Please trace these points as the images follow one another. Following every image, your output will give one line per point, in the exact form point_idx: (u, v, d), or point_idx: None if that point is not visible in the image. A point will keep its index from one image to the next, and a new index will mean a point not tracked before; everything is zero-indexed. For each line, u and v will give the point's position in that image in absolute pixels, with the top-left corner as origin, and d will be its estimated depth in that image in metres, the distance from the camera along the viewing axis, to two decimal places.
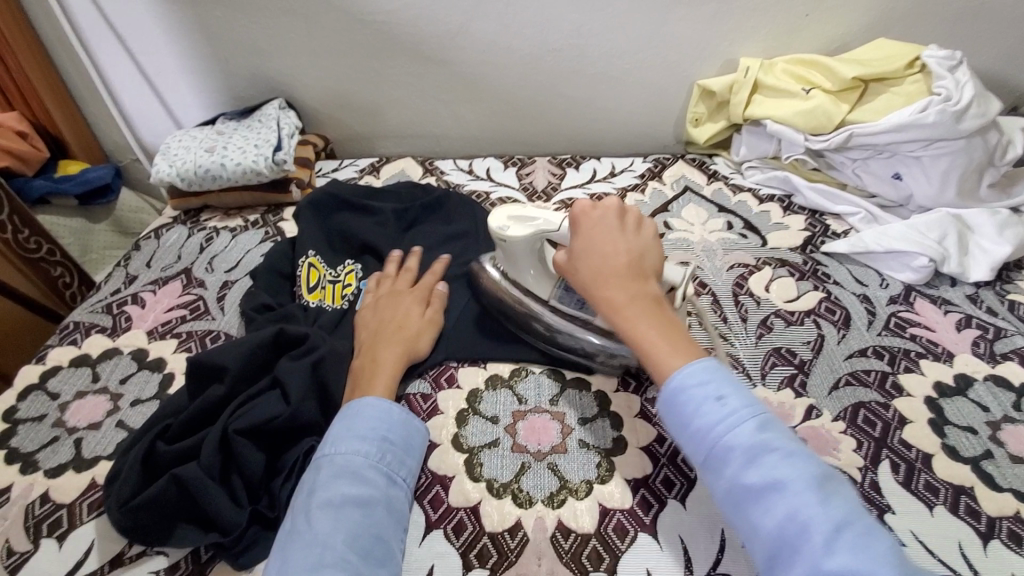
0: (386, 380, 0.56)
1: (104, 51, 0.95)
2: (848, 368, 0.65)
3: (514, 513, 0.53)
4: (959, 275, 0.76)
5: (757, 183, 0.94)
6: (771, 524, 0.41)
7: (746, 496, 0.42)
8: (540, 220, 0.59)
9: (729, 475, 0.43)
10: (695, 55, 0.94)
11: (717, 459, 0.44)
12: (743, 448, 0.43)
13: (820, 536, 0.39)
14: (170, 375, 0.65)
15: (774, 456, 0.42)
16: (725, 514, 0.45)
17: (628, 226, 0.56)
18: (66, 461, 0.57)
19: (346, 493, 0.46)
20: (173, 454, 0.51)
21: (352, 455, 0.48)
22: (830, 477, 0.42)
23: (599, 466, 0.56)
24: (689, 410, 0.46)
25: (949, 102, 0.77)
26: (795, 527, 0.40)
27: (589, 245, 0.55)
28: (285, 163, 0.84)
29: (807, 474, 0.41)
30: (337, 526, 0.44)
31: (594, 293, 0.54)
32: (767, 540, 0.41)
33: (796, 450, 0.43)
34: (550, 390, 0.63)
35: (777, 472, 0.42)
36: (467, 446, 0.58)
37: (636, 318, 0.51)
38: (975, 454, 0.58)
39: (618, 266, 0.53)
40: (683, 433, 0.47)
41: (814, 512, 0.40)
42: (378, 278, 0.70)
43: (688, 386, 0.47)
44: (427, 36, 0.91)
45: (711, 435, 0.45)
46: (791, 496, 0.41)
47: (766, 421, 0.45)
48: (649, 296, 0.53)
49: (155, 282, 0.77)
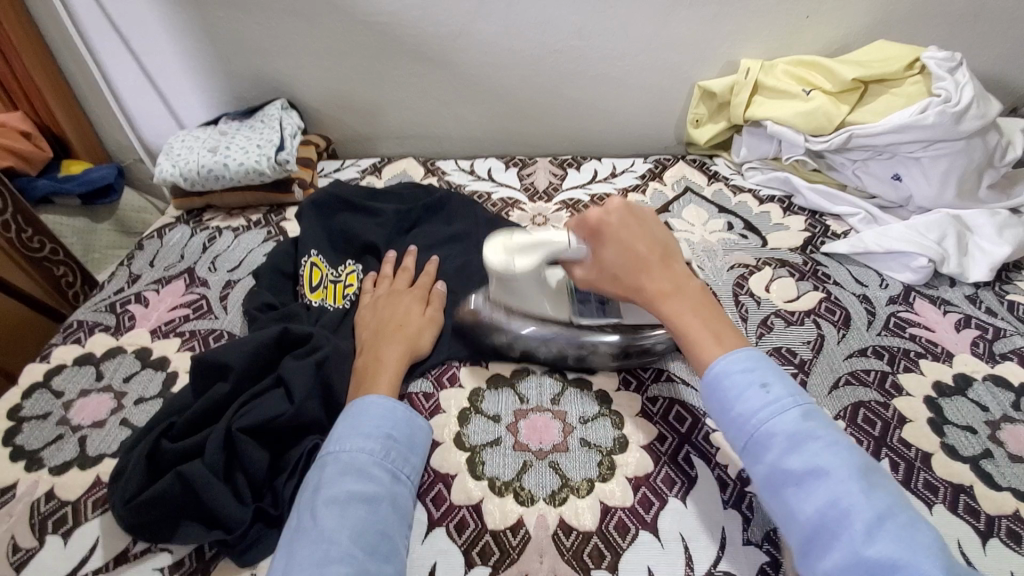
0: (389, 378, 0.56)
1: (108, 52, 0.96)
2: (848, 368, 0.66)
3: (516, 511, 0.53)
4: (959, 275, 0.76)
5: (758, 184, 0.94)
6: (810, 510, 0.40)
7: (785, 483, 0.42)
8: (539, 246, 0.60)
9: (769, 461, 0.43)
10: (696, 57, 0.94)
11: (759, 444, 0.44)
12: (785, 433, 0.43)
13: (861, 524, 0.38)
14: (174, 373, 0.65)
15: (816, 444, 0.42)
16: (763, 502, 0.45)
17: (649, 219, 0.57)
18: (71, 458, 0.58)
19: (351, 489, 0.46)
20: (177, 452, 0.51)
21: (357, 452, 0.49)
22: (873, 469, 0.41)
23: (601, 465, 0.57)
24: (732, 394, 0.46)
25: (948, 103, 0.77)
26: (835, 515, 0.39)
27: (619, 239, 0.54)
28: (288, 163, 0.84)
29: (849, 464, 0.41)
30: (343, 522, 0.44)
31: (635, 284, 0.53)
32: (805, 527, 0.41)
33: (839, 440, 0.43)
34: (551, 389, 0.63)
35: (819, 460, 0.41)
36: (469, 444, 0.59)
37: (682, 306, 0.51)
38: (975, 453, 0.58)
39: (655, 256, 0.53)
40: (725, 418, 0.47)
41: (856, 501, 0.39)
42: (376, 279, 0.71)
43: (732, 371, 0.47)
44: (430, 37, 0.92)
45: (754, 419, 0.45)
46: (832, 483, 0.40)
47: (809, 410, 0.44)
48: (688, 284, 0.53)
49: (158, 281, 0.77)
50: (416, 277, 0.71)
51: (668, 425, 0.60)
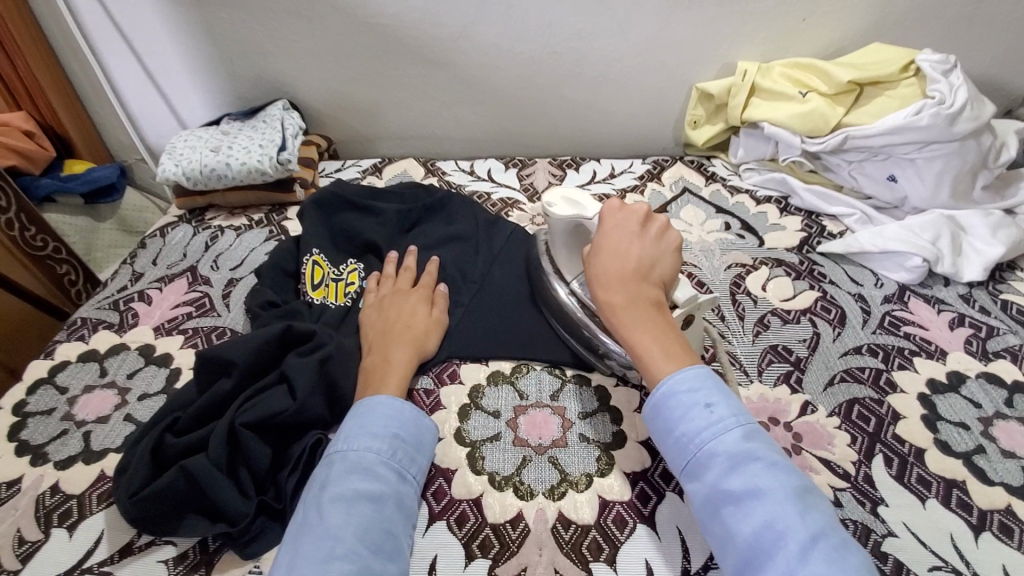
0: (399, 378, 0.57)
1: (111, 52, 0.97)
2: (843, 365, 0.67)
3: (515, 505, 0.54)
4: (953, 275, 0.77)
5: (755, 185, 0.95)
6: (746, 530, 0.43)
7: (724, 502, 0.45)
8: (586, 207, 0.64)
9: (710, 480, 0.46)
10: (694, 59, 0.95)
11: (701, 464, 0.47)
12: (726, 455, 0.46)
13: (794, 543, 0.41)
14: (177, 370, 0.66)
15: (756, 466, 0.45)
16: (702, 520, 0.47)
17: (646, 234, 0.59)
18: (76, 453, 0.58)
19: (358, 488, 0.47)
20: (180, 446, 0.52)
21: (365, 451, 0.50)
22: (808, 489, 0.44)
23: (599, 460, 0.57)
24: (678, 415, 0.50)
25: (943, 105, 0.78)
26: (770, 534, 0.42)
27: (601, 249, 0.58)
28: (289, 163, 0.85)
29: (785, 485, 0.44)
30: (349, 520, 0.45)
31: (596, 295, 0.57)
32: (741, 546, 0.43)
33: (778, 462, 0.46)
34: (550, 385, 0.64)
35: (757, 480, 0.44)
36: (469, 440, 0.59)
37: (632, 323, 0.54)
38: (967, 449, 0.59)
39: (625, 273, 0.56)
40: (671, 438, 0.50)
41: (790, 521, 0.42)
42: (377, 279, 0.71)
43: (678, 392, 0.50)
44: (431, 40, 0.93)
45: (697, 440, 0.48)
46: (769, 503, 0.43)
47: (750, 432, 0.47)
48: (650, 304, 0.55)
49: (161, 279, 0.78)
50: (418, 276, 0.72)
51: None
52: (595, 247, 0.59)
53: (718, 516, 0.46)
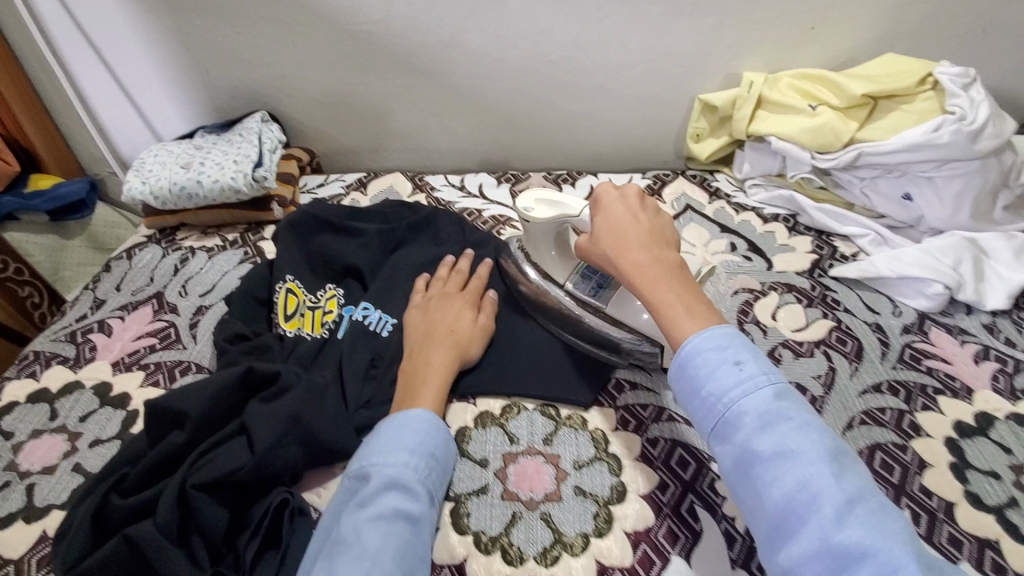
0: (438, 384, 0.56)
1: (78, 60, 0.91)
2: (862, 407, 0.62)
3: (503, 571, 0.49)
4: (976, 302, 0.72)
5: (761, 203, 0.90)
6: (777, 495, 0.39)
7: (753, 465, 0.40)
8: (566, 205, 0.62)
9: (738, 441, 0.41)
10: (696, 70, 0.90)
11: (729, 424, 0.42)
12: (756, 413, 0.41)
13: (830, 509, 0.37)
14: (134, 413, 0.60)
15: (788, 426, 0.40)
16: (728, 485, 0.43)
17: (648, 204, 0.57)
18: (16, 511, 0.53)
19: (396, 507, 0.45)
20: (127, 510, 0.47)
21: (403, 468, 0.47)
22: (843, 451, 0.40)
23: (597, 517, 0.52)
24: (703, 373, 0.44)
25: (964, 120, 0.73)
26: (804, 498, 0.38)
27: (609, 218, 0.55)
28: (265, 180, 0.80)
29: (819, 446, 0.39)
30: (386, 541, 0.43)
31: (613, 261, 0.53)
32: (771, 511, 0.39)
33: (810, 421, 0.41)
34: (543, 428, 0.59)
35: (790, 442, 0.40)
36: (453, 494, 0.54)
37: (653, 281, 0.50)
38: (1001, 502, 0.54)
39: (640, 233, 0.53)
40: (695, 398, 0.45)
41: (826, 485, 0.38)
42: (428, 280, 0.68)
43: (704, 350, 0.44)
44: (417, 47, 0.87)
45: (725, 399, 0.43)
46: (802, 466, 0.39)
47: (781, 390, 0.42)
48: (669, 261, 0.51)
49: (124, 307, 0.72)
50: (469, 280, 0.68)
51: (670, 471, 0.55)
52: (600, 218, 0.56)
53: (745, 481, 0.41)
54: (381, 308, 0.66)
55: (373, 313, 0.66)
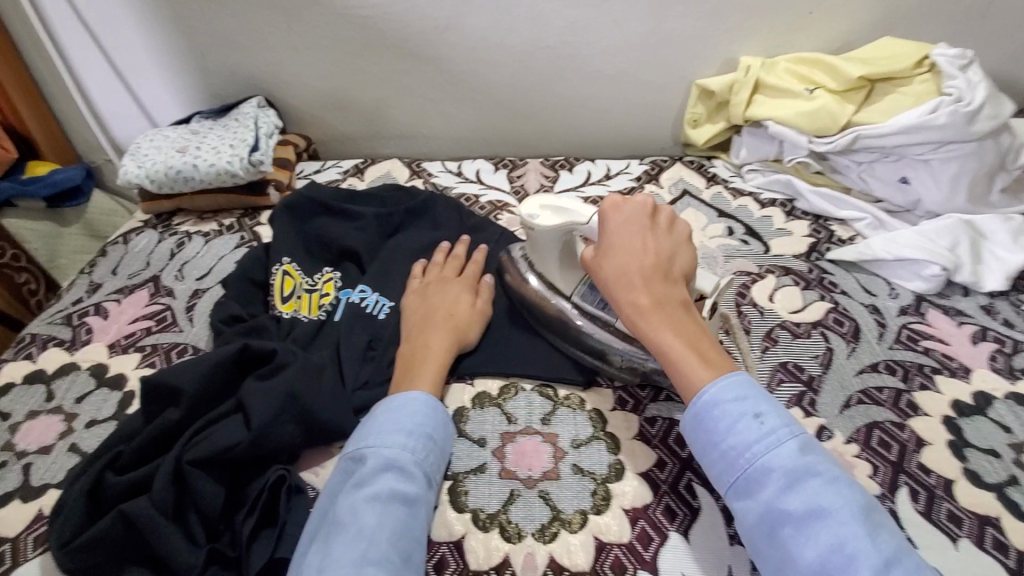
0: (437, 366, 0.56)
1: (72, 44, 0.90)
2: (860, 386, 0.62)
3: (502, 549, 0.49)
4: (973, 284, 0.72)
5: (759, 187, 0.89)
6: (811, 555, 0.39)
7: (783, 523, 0.41)
8: (573, 212, 0.58)
9: (765, 498, 0.42)
10: (694, 54, 0.90)
11: (754, 481, 0.43)
12: (783, 469, 0.42)
13: (867, 570, 0.38)
14: (131, 393, 0.60)
15: (816, 482, 0.41)
16: (753, 542, 0.43)
17: (657, 228, 0.54)
18: (13, 489, 0.53)
19: (393, 488, 0.45)
20: (122, 486, 0.47)
21: (401, 450, 0.47)
22: (871, 507, 0.41)
23: (595, 495, 0.52)
24: (725, 427, 0.45)
25: (961, 102, 0.74)
26: (840, 559, 0.39)
27: (616, 246, 0.53)
28: (262, 164, 0.79)
29: (849, 503, 0.40)
30: (382, 522, 0.43)
31: (616, 296, 0.51)
32: (805, 571, 0.39)
33: (838, 476, 0.42)
34: (541, 408, 0.59)
35: (820, 500, 0.41)
36: (451, 473, 0.54)
37: (659, 324, 0.49)
38: (998, 479, 0.55)
39: (645, 268, 0.51)
40: (716, 452, 0.45)
41: (860, 545, 0.38)
42: (424, 266, 0.67)
43: (725, 404, 0.45)
44: (414, 31, 0.87)
45: (748, 454, 0.44)
46: (835, 525, 0.40)
47: (805, 443, 0.44)
48: (678, 302, 0.51)
49: (120, 291, 0.72)
50: (465, 265, 0.68)
51: (668, 450, 0.55)
52: (607, 245, 0.53)
53: (773, 538, 0.42)
54: (378, 290, 0.66)
55: (370, 295, 0.65)
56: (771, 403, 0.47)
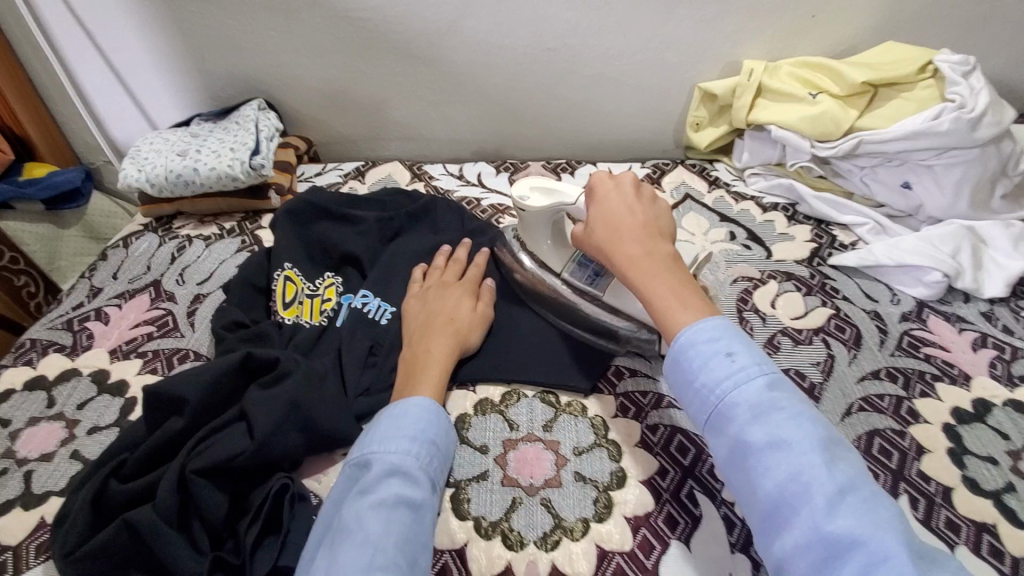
0: (439, 372, 0.56)
1: (71, 46, 0.90)
2: (860, 393, 0.62)
3: (503, 557, 0.49)
4: (974, 290, 0.72)
5: (760, 191, 0.89)
6: (770, 485, 0.39)
7: (747, 455, 0.41)
8: (562, 192, 0.61)
9: (731, 433, 0.42)
10: (697, 58, 0.89)
11: (723, 416, 0.43)
12: (748, 404, 0.42)
13: (821, 498, 0.37)
14: (132, 400, 0.60)
15: (780, 416, 0.41)
16: (724, 475, 0.43)
17: (645, 196, 0.56)
18: (14, 497, 0.53)
19: (397, 493, 0.44)
20: (125, 495, 0.47)
21: (404, 455, 0.47)
22: (835, 440, 0.40)
23: (597, 502, 0.52)
24: (696, 365, 0.45)
25: (964, 109, 0.73)
26: (797, 488, 0.38)
27: (602, 211, 0.55)
28: (263, 168, 0.79)
29: (812, 436, 0.40)
30: (388, 527, 0.42)
31: (608, 255, 0.53)
32: (765, 501, 0.39)
33: (803, 410, 0.41)
34: (543, 414, 0.59)
35: (782, 432, 0.40)
36: (453, 480, 0.54)
37: (646, 276, 0.51)
38: (998, 487, 0.55)
39: (633, 228, 0.53)
40: (689, 390, 0.45)
41: (818, 475, 0.38)
42: (425, 270, 0.67)
43: (698, 344, 0.45)
44: (415, 34, 0.86)
45: (718, 391, 0.43)
46: (794, 455, 0.39)
47: (773, 381, 0.43)
48: (665, 256, 0.52)
49: (122, 296, 0.72)
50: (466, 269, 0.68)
51: (669, 457, 0.55)
52: (595, 211, 0.56)
53: (740, 472, 0.42)
54: (380, 296, 0.66)
55: (372, 301, 0.65)
56: (746, 342, 0.46)
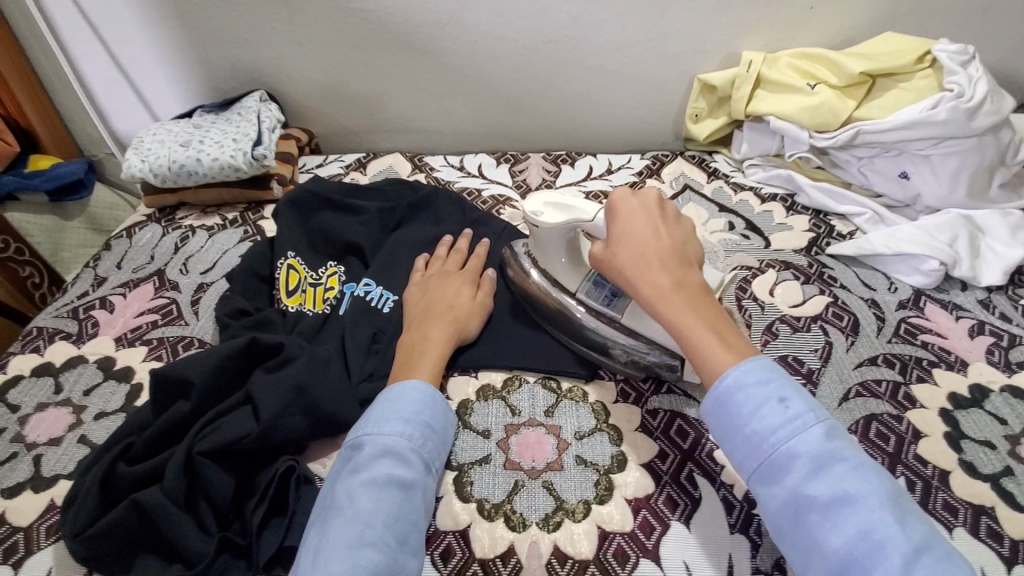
0: (436, 357, 0.56)
1: (73, 38, 0.90)
2: (858, 379, 0.63)
3: (506, 538, 0.50)
4: (971, 279, 0.73)
5: (759, 182, 0.90)
6: (839, 541, 0.40)
7: (812, 509, 0.41)
8: (577, 208, 0.59)
9: (792, 484, 0.42)
10: (696, 49, 0.90)
11: (780, 467, 0.43)
12: (809, 456, 0.42)
13: (895, 556, 0.38)
14: (139, 386, 0.60)
15: (844, 469, 0.42)
16: (779, 528, 0.43)
17: (668, 219, 0.55)
18: (23, 480, 0.53)
19: (389, 473, 0.45)
20: (134, 476, 0.48)
21: (397, 437, 0.48)
22: (894, 491, 0.42)
23: (598, 485, 0.53)
24: (749, 413, 0.45)
25: (962, 98, 0.74)
26: (867, 545, 0.39)
27: (630, 237, 0.54)
28: (265, 158, 0.79)
29: (877, 490, 0.41)
30: (378, 507, 0.43)
31: (638, 285, 0.52)
32: (833, 557, 0.40)
33: (863, 462, 0.43)
34: (545, 400, 0.60)
35: (847, 486, 0.41)
36: (457, 463, 0.55)
37: (682, 308, 0.50)
38: (994, 470, 0.56)
39: (662, 253, 0.52)
40: (740, 438, 0.45)
41: (890, 532, 0.39)
42: (428, 259, 0.68)
43: (748, 388, 0.45)
44: (416, 25, 0.87)
45: (774, 440, 0.43)
46: (862, 511, 0.40)
47: (829, 429, 0.44)
48: (698, 290, 0.52)
49: (126, 285, 0.72)
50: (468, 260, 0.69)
51: (669, 441, 0.56)
52: (621, 236, 0.54)
53: (800, 523, 0.42)
54: (383, 284, 0.67)
55: (375, 289, 0.66)
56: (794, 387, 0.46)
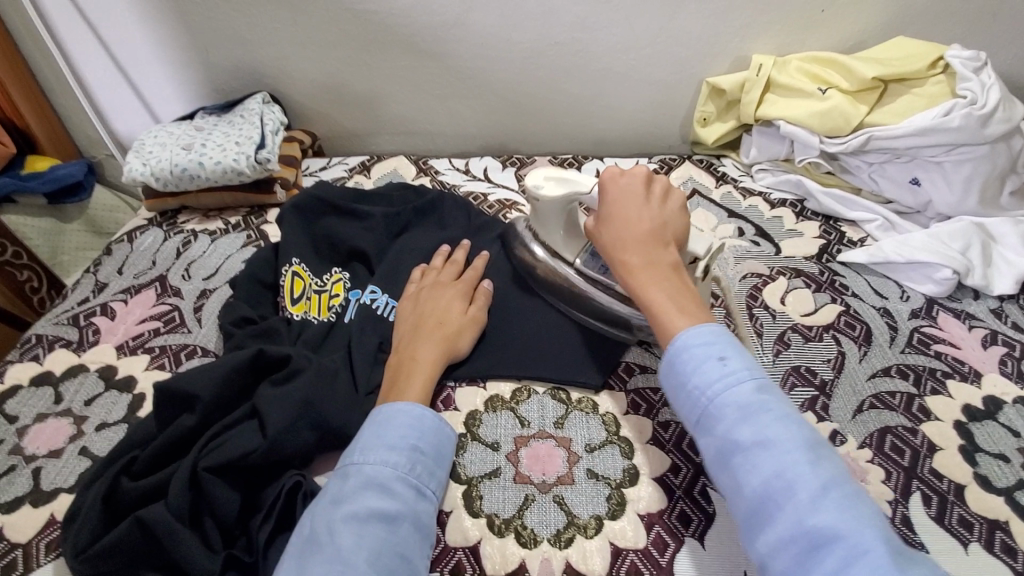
0: (423, 380, 0.54)
1: (73, 38, 0.89)
2: (872, 390, 0.62)
3: (517, 554, 0.49)
4: (983, 287, 0.72)
5: (768, 187, 0.89)
6: (756, 482, 0.40)
7: (733, 454, 0.41)
8: (576, 182, 0.60)
9: (721, 432, 0.42)
10: (705, 52, 0.89)
11: (712, 417, 0.43)
12: (737, 406, 0.42)
13: (806, 494, 0.38)
14: (140, 396, 0.59)
15: (767, 416, 0.41)
16: (710, 474, 0.44)
17: (654, 195, 0.55)
18: (23, 494, 0.52)
19: (372, 506, 0.43)
20: (138, 492, 0.47)
21: (381, 466, 0.45)
22: (820, 441, 0.41)
23: (610, 500, 0.52)
24: (688, 367, 0.45)
25: (974, 105, 0.73)
26: (781, 485, 0.39)
27: (609, 208, 0.55)
28: (268, 162, 0.78)
29: (798, 436, 0.40)
30: (361, 541, 0.41)
31: (611, 255, 0.54)
32: (749, 499, 0.40)
33: (789, 413, 0.42)
34: (554, 412, 0.59)
35: (769, 432, 0.40)
36: (466, 477, 0.54)
37: (647, 281, 0.51)
38: (1010, 484, 0.55)
39: (637, 229, 0.53)
40: (681, 391, 0.46)
41: (802, 472, 0.38)
42: (424, 269, 0.66)
43: (691, 346, 0.45)
44: (421, 27, 0.86)
45: (708, 392, 0.44)
46: (779, 455, 0.40)
47: (763, 384, 0.43)
48: (666, 261, 0.52)
49: (127, 291, 0.71)
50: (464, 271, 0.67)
51: (682, 455, 0.55)
52: (606, 211, 0.55)
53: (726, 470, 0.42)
54: (389, 292, 0.65)
55: (381, 297, 0.65)
56: (738, 348, 0.46)
